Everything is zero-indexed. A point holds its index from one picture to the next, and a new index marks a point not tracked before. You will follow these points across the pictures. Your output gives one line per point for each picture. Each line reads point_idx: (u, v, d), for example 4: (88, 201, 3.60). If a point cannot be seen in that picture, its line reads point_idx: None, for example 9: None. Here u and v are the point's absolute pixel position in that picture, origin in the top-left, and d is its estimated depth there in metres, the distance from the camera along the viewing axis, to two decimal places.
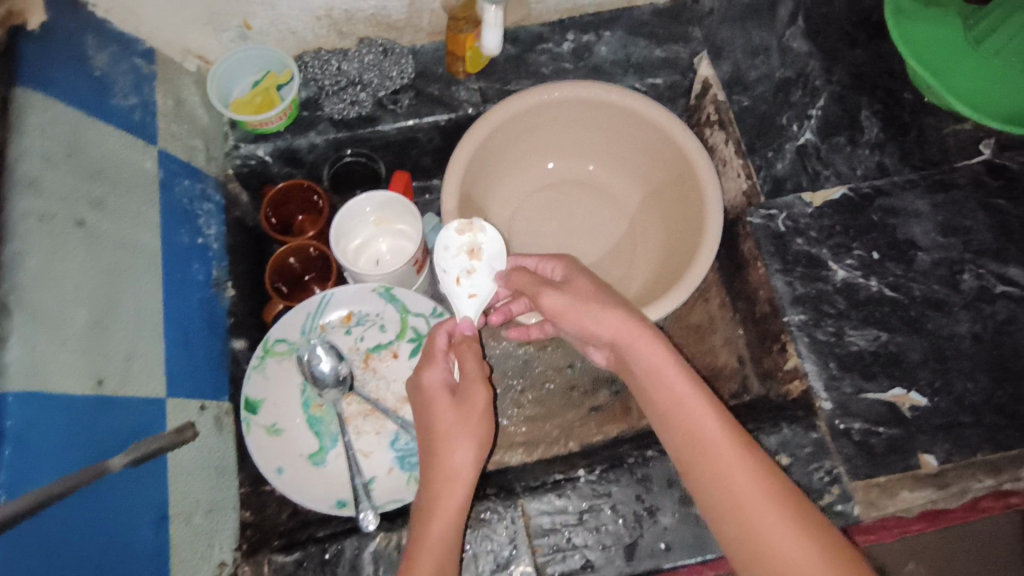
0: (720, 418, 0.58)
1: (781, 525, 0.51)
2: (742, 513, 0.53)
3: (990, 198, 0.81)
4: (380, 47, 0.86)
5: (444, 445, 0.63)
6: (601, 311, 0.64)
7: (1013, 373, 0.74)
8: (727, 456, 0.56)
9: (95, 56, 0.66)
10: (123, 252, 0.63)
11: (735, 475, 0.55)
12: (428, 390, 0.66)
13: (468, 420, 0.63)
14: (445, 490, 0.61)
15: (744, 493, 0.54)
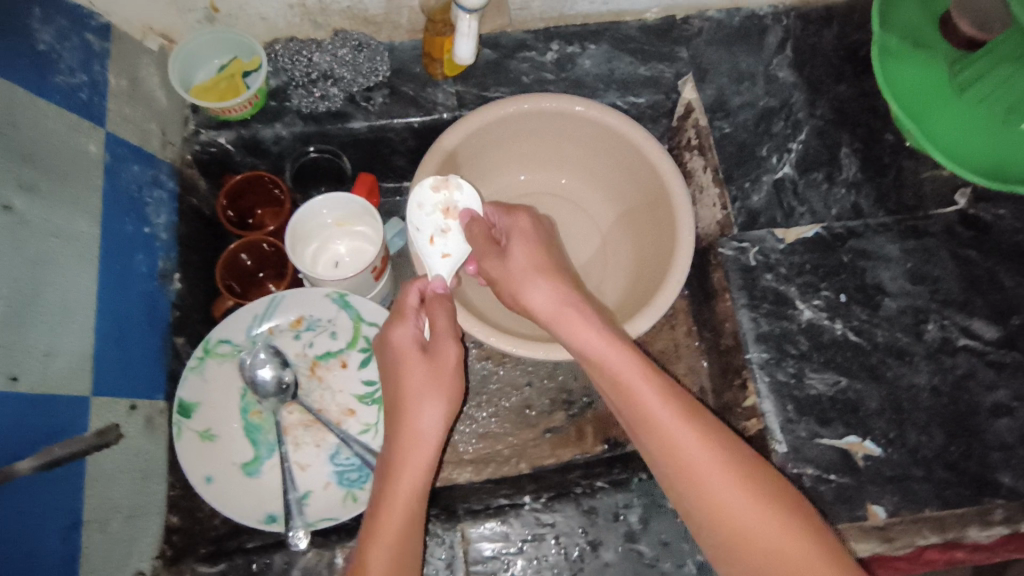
0: (679, 401, 0.59)
1: (732, 487, 0.54)
2: (696, 477, 0.55)
3: (961, 248, 0.80)
4: (354, 41, 0.83)
5: (414, 403, 0.64)
6: (536, 286, 0.66)
7: (967, 428, 0.74)
8: (692, 441, 0.56)
9: (40, 30, 0.63)
10: (55, 241, 0.60)
11: (702, 462, 0.55)
12: (399, 349, 0.66)
13: (440, 378, 0.64)
14: (412, 451, 0.62)
15: (695, 458, 0.56)
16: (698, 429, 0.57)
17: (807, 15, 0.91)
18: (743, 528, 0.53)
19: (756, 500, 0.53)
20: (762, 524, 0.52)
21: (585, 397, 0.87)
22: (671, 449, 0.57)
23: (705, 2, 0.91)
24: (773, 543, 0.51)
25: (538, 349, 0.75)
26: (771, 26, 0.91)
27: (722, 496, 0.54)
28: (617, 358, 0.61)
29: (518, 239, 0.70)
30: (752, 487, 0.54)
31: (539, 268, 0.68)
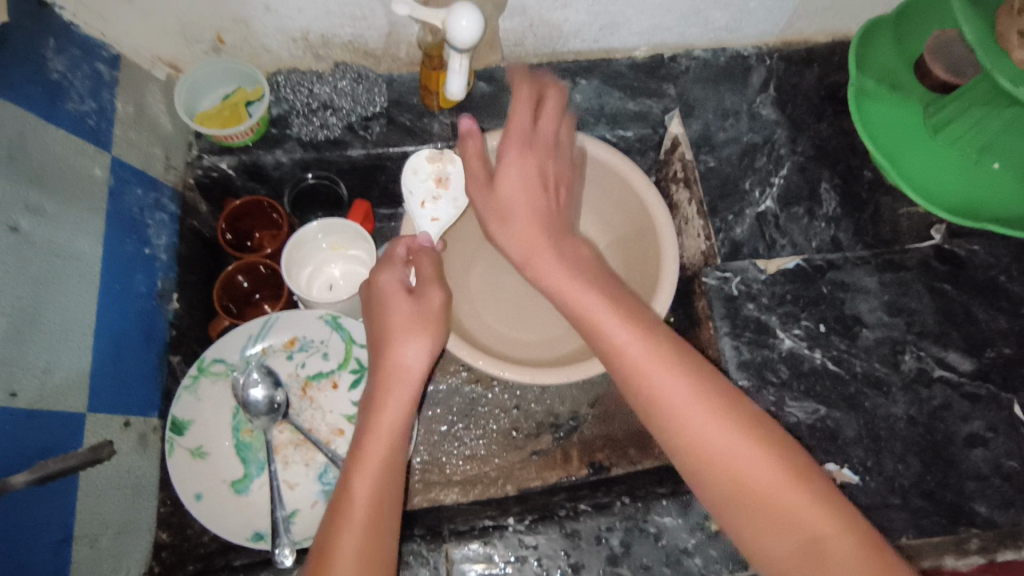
0: (647, 332, 0.61)
1: (697, 410, 0.57)
2: (662, 401, 0.58)
3: (936, 281, 0.83)
4: (354, 74, 0.86)
5: (397, 340, 0.67)
6: (515, 220, 0.68)
7: (943, 458, 0.76)
8: (660, 366, 0.59)
9: (53, 60, 0.66)
10: (58, 261, 0.62)
11: (670, 385, 0.59)
12: (385, 292, 0.69)
13: (423, 319, 0.68)
14: (395, 384, 0.65)
15: (660, 384, 0.59)
16: (666, 355, 0.60)
17: (790, 56, 0.95)
18: (710, 443, 0.56)
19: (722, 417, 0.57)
20: (730, 438, 0.56)
21: (571, 420, 0.88)
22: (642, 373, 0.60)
23: (691, 42, 0.95)
24: (740, 455, 0.56)
25: (526, 374, 0.77)
26: (755, 66, 0.95)
27: (693, 416, 0.57)
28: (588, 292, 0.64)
29: (511, 172, 0.69)
30: (719, 407, 0.58)
31: (531, 201, 0.68)
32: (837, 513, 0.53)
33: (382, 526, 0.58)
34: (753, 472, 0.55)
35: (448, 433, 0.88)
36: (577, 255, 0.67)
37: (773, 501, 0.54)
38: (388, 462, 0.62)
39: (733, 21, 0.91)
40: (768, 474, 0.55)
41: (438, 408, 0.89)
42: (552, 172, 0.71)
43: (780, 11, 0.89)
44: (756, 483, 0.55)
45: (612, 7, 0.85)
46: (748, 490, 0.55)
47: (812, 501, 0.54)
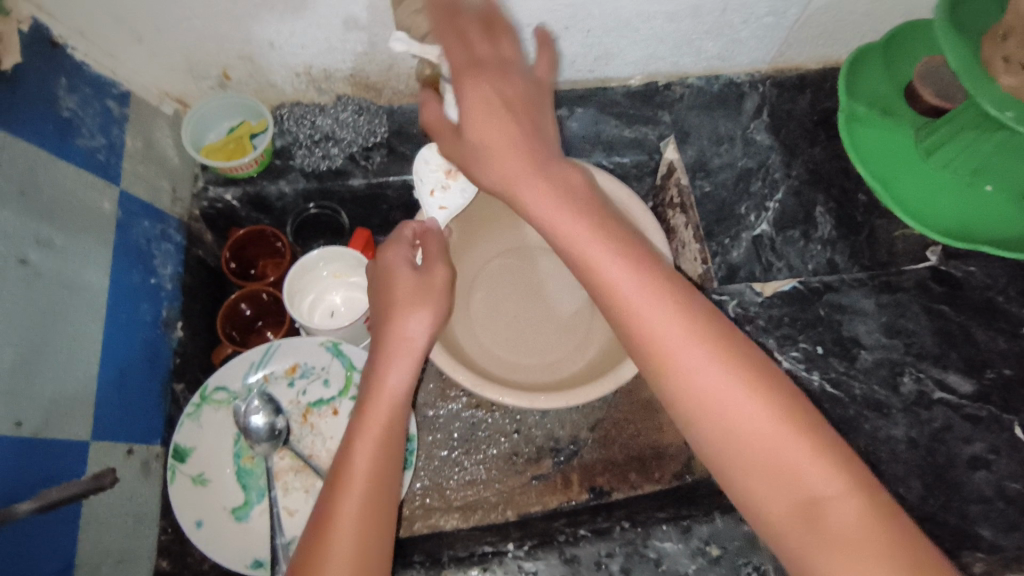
0: (643, 274, 0.56)
1: (701, 357, 0.53)
2: (663, 347, 0.54)
3: (934, 303, 0.83)
4: (355, 106, 0.89)
5: (402, 313, 0.66)
6: (496, 153, 0.62)
7: (945, 481, 0.75)
8: (656, 309, 0.55)
9: (64, 98, 0.69)
10: (66, 292, 0.64)
11: (665, 328, 0.54)
12: (391, 269, 0.69)
13: (428, 292, 0.68)
14: (398, 354, 0.65)
15: (663, 329, 0.54)
16: (662, 298, 0.55)
17: (782, 82, 0.97)
18: (705, 390, 0.53)
19: (720, 364, 0.53)
20: (727, 386, 0.52)
21: (571, 444, 0.88)
22: (637, 314, 0.55)
23: (685, 70, 0.97)
24: (736, 402, 0.52)
25: (523, 398, 0.78)
26: (748, 93, 0.97)
27: (688, 360, 0.53)
28: (577, 233, 0.58)
29: (481, 112, 0.62)
30: (716, 353, 0.53)
31: (503, 141, 0.62)
32: (833, 466, 0.50)
33: (384, 491, 0.58)
34: (748, 422, 0.52)
35: (448, 458, 0.88)
36: (567, 188, 0.61)
37: (767, 452, 0.51)
38: (389, 430, 0.61)
39: (725, 50, 0.93)
40: (764, 423, 0.51)
41: (438, 433, 0.89)
42: (526, 102, 0.63)
43: (771, 40, 0.92)
44: (750, 433, 0.51)
45: (606, 38, 0.87)
46: (743, 438, 0.51)
47: (808, 454, 0.50)
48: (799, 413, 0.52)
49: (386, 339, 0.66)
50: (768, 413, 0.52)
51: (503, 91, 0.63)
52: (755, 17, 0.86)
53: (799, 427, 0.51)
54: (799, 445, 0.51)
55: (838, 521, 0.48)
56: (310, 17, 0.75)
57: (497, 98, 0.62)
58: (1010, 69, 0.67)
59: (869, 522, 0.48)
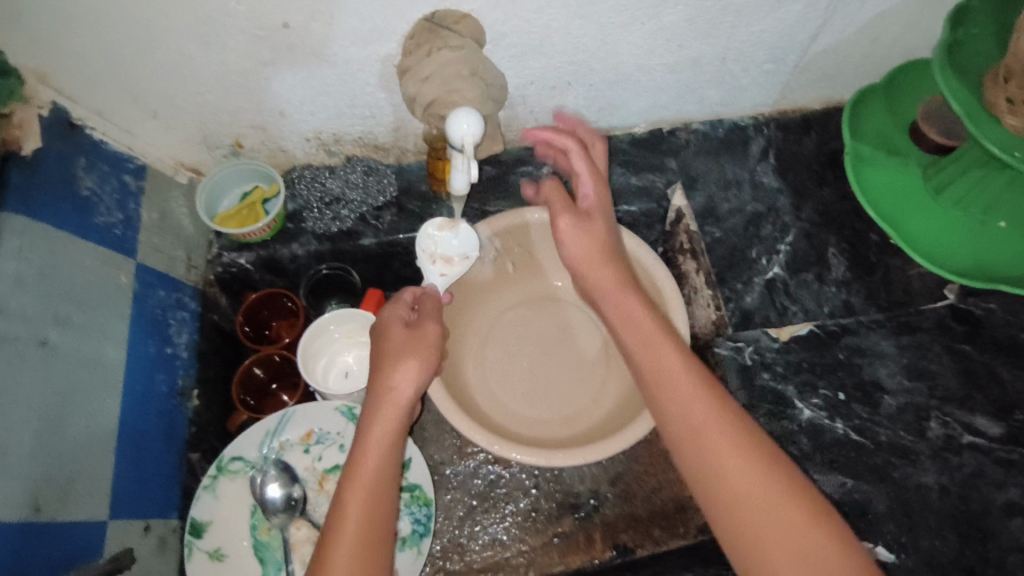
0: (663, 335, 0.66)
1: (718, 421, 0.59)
2: (686, 410, 0.60)
3: (955, 343, 0.82)
4: (364, 167, 0.90)
5: (387, 367, 0.67)
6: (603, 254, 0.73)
7: (980, 530, 0.73)
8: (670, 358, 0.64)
9: (82, 177, 0.71)
10: (84, 369, 0.65)
11: (670, 372, 0.63)
12: (384, 328, 0.72)
13: (415, 344, 0.69)
14: (385, 406, 0.65)
15: (686, 395, 0.61)
16: (675, 351, 0.65)
17: (786, 124, 0.97)
18: (698, 426, 0.59)
19: (715, 405, 0.60)
20: (716, 424, 0.59)
21: (592, 499, 0.87)
22: (652, 363, 0.65)
23: (689, 116, 0.97)
24: (719, 442, 0.58)
25: (539, 456, 0.76)
26: (753, 136, 0.97)
27: (687, 400, 0.61)
28: (643, 325, 0.68)
29: (582, 225, 0.73)
30: (713, 397, 0.61)
31: (599, 242, 0.73)
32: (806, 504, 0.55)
33: (376, 543, 0.58)
34: (732, 457, 0.57)
35: (466, 517, 0.87)
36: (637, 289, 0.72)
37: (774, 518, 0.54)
38: (378, 482, 0.61)
39: (728, 96, 0.93)
40: (747, 459, 0.57)
41: (456, 492, 0.88)
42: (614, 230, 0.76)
43: (773, 85, 0.92)
44: (731, 465, 0.57)
45: (609, 91, 0.88)
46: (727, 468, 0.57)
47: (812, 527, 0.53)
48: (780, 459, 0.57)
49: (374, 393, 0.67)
50: (752, 452, 0.57)
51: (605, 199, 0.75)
52: (755, 65, 0.87)
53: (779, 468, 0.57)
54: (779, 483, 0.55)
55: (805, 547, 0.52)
56: (319, 85, 0.77)
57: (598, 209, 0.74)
58: (1014, 109, 0.67)
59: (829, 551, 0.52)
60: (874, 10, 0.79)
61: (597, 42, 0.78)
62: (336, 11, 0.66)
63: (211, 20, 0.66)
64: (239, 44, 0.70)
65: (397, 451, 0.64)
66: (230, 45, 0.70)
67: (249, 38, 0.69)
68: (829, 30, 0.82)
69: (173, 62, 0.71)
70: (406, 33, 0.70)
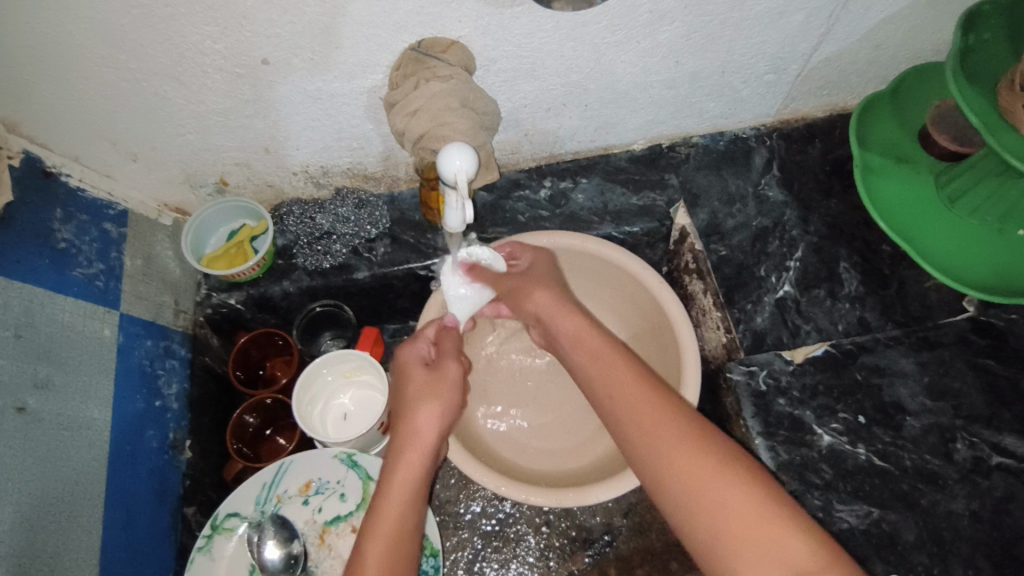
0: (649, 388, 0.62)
1: (721, 474, 0.53)
2: (679, 465, 0.55)
3: (978, 357, 0.79)
4: (355, 201, 0.86)
5: (410, 410, 0.65)
6: (537, 290, 0.73)
7: (1015, 558, 0.69)
8: (646, 407, 0.60)
9: (59, 229, 0.68)
10: (67, 433, 0.63)
11: (659, 422, 0.58)
12: (405, 366, 0.69)
13: (438, 385, 0.67)
14: (407, 451, 0.63)
15: (678, 448, 0.56)
16: (662, 399, 0.61)
17: (789, 134, 0.94)
18: (678, 474, 0.55)
19: (687, 438, 0.56)
20: (719, 478, 0.53)
21: (606, 534, 0.83)
22: (629, 411, 0.61)
23: (689, 131, 0.94)
24: (689, 472, 0.54)
25: (551, 497, 0.72)
26: (756, 147, 0.94)
27: (665, 445, 0.57)
28: (620, 373, 0.64)
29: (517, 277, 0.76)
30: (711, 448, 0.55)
31: (544, 280, 0.75)
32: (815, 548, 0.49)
33: None
34: (709, 490, 0.53)
35: (477, 557, 0.84)
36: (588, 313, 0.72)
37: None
38: (400, 528, 0.59)
39: (728, 108, 0.90)
40: (736, 500, 0.52)
41: (462, 532, 0.85)
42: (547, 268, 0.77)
43: (773, 95, 0.89)
44: (740, 522, 0.51)
45: (605, 110, 0.85)
46: (711, 512, 0.52)
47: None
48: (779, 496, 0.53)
49: (397, 436, 0.65)
50: (743, 493, 0.52)
51: (550, 272, 0.77)
52: (755, 76, 0.84)
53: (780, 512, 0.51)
54: (782, 530, 0.50)
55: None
56: (303, 120, 0.74)
57: (544, 276, 0.75)
58: None
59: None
60: (878, 16, 0.76)
61: (591, 63, 0.75)
62: (316, 45, 0.63)
63: (186, 60, 0.63)
64: (218, 84, 0.67)
65: (418, 499, 0.62)
66: (208, 85, 0.67)
67: (227, 76, 0.66)
68: (831, 38, 0.79)
69: (149, 104, 0.68)
70: (392, 63, 0.67)
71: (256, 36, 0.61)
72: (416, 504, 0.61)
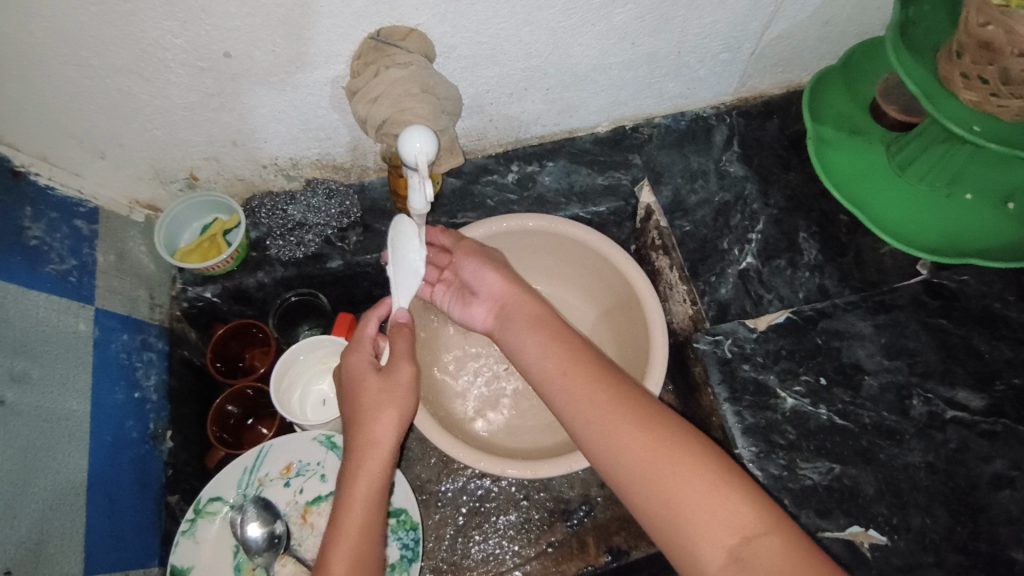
0: (600, 376, 0.62)
1: (676, 459, 0.54)
2: (638, 453, 0.56)
3: (931, 317, 0.82)
4: (325, 189, 0.88)
5: (365, 418, 0.63)
6: (487, 273, 0.75)
7: (969, 505, 0.73)
8: (599, 399, 0.60)
9: (30, 227, 0.69)
10: (47, 425, 0.65)
11: (613, 411, 0.59)
12: (355, 375, 0.66)
13: (392, 391, 0.64)
14: (366, 459, 0.61)
15: (632, 436, 0.57)
16: (612, 387, 0.61)
17: (747, 112, 0.97)
18: (635, 462, 0.55)
19: (642, 426, 0.57)
20: (674, 463, 0.54)
21: (583, 505, 0.86)
22: (583, 400, 0.61)
23: (651, 112, 0.96)
24: (645, 458, 0.55)
25: (526, 469, 0.74)
26: (716, 125, 0.97)
27: (621, 435, 0.57)
28: (569, 360, 0.64)
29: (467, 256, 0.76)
30: (663, 433, 0.56)
31: (495, 264, 0.76)
32: (768, 517, 0.51)
33: None
34: (666, 476, 0.54)
35: (458, 533, 0.86)
36: (534, 300, 0.72)
37: (745, 543, 0.50)
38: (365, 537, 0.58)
39: (687, 88, 0.92)
40: (691, 480, 0.53)
41: (444, 510, 0.87)
42: (492, 253, 0.78)
43: (730, 74, 0.91)
44: (697, 503, 0.52)
45: (567, 93, 0.87)
46: (667, 496, 0.53)
47: (777, 545, 0.50)
48: (733, 472, 0.54)
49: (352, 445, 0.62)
50: (701, 476, 0.53)
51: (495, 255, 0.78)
52: (711, 55, 0.86)
53: (733, 489, 0.52)
54: (732, 504, 0.51)
55: (770, 565, 0.48)
56: (269, 112, 0.75)
57: (492, 259, 0.77)
58: (969, 84, 0.67)
59: (800, 568, 0.48)
60: None
61: (550, 47, 0.76)
62: (276, 36, 0.65)
63: (148, 56, 0.64)
64: (182, 78, 0.68)
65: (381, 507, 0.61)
66: (172, 80, 0.68)
67: (190, 71, 0.67)
68: (780, 17, 0.82)
69: (114, 101, 0.69)
70: (353, 53, 0.69)
71: (216, 29, 0.63)
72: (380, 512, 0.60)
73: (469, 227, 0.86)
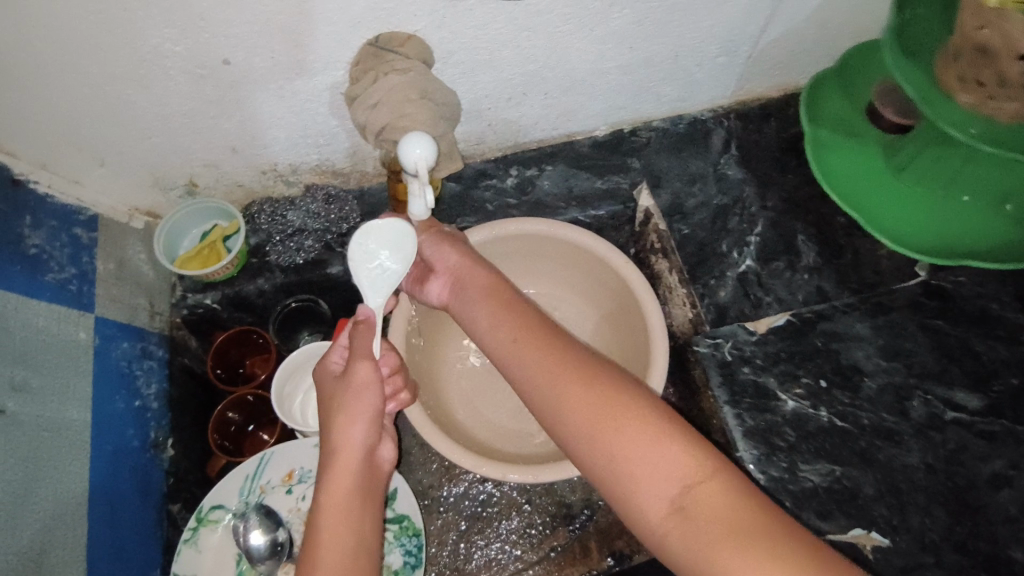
0: (545, 342, 0.62)
1: (615, 414, 0.54)
2: (580, 413, 0.56)
3: (929, 319, 0.82)
4: (324, 195, 0.88)
5: (333, 422, 0.62)
6: (444, 250, 0.73)
7: (968, 505, 0.73)
8: (547, 362, 0.60)
9: (29, 235, 0.69)
10: (48, 436, 0.64)
11: (559, 374, 0.58)
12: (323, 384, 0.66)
13: (354, 390, 0.63)
14: (338, 464, 0.61)
15: (574, 396, 0.57)
16: (556, 351, 0.61)
17: (745, 115, 0.97)
18: (578, 423, 0.55)
19: (584, 387, 0.57)
20: (612, 417, 0.54)
21: (585, 510, 0.87)
22: (530, 367, 0.60)
23: (649, 115, 0.96)
24: (589, 418, 0.55)
25: (528, 474, 0.73)
26: (714, 128, 0.97)
27: (564, 396, 0.57)
28: (519, 330, 0.64)
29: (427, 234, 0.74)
30: (603, 390, 0.56)
31: (450, 240, 0.74)
32: (708, 461, 0.51)
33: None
34: (606, 433, 0.54)
35: (460, 538, 0.86)
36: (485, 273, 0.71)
37: (691, 492, 0.50)
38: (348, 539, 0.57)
39: (684, 91, 0.93)
40: (630, 434, 0.53)
41: (446, 515, 0.87)
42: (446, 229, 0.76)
43: (727, 77, 0.92)
44: (638, 455, 0.52)
45: (565, 97, 0.87)
46: (609, 452, 0.53)
47: (720, 488, 0.50)
48: (675, 423, 0.54)
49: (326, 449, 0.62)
50: (639, 427, 0.53)
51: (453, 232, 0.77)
52: (708, 59, 0.87)
53: (675, 438, 0.53)
54: (669, 453, 0.52)
55: (713, 511, 0.49)
56: (269, 118, 0.75)
57: (449, 236, 0.75)
58: (965, 87, 0.67)
59: (742, 509, 0.49)
60: None
61: (547, 52, 0.77)
62: (276, 43, 0.65)
63: (147, 63, 0.64)
64: (181, 86, 0.68)
65: (367, 509, 0.60)
66: (172, 87, 0.68)
67: (189, 78, 0.67)
68: (777, 20, 0.82)
69: (112, 108, 0.69)
70: (352, 59, 0.69)
71: (215, 37, 0.63)
72: (364, 513, 0.59)
73: (473, 231, 0.86)
